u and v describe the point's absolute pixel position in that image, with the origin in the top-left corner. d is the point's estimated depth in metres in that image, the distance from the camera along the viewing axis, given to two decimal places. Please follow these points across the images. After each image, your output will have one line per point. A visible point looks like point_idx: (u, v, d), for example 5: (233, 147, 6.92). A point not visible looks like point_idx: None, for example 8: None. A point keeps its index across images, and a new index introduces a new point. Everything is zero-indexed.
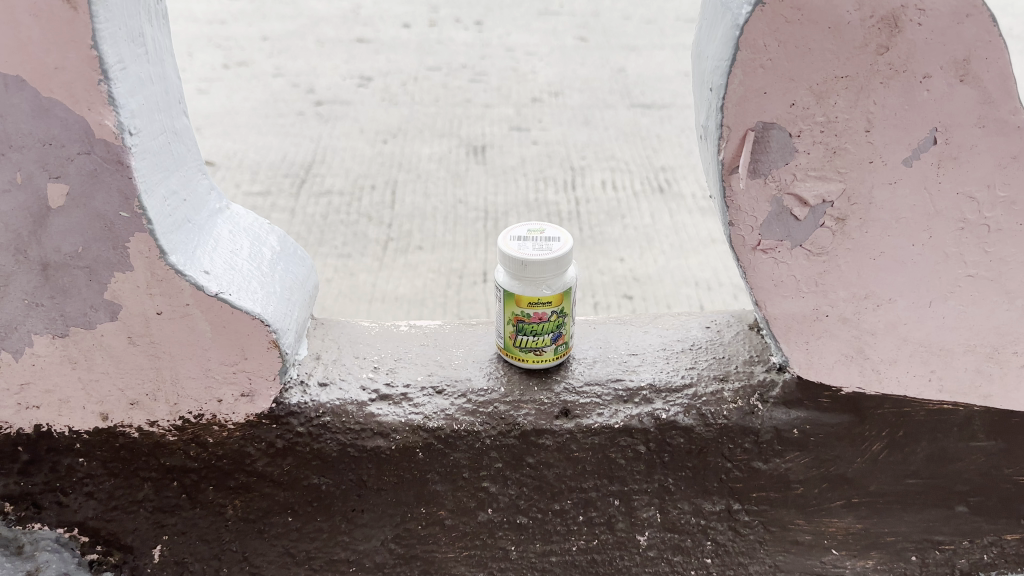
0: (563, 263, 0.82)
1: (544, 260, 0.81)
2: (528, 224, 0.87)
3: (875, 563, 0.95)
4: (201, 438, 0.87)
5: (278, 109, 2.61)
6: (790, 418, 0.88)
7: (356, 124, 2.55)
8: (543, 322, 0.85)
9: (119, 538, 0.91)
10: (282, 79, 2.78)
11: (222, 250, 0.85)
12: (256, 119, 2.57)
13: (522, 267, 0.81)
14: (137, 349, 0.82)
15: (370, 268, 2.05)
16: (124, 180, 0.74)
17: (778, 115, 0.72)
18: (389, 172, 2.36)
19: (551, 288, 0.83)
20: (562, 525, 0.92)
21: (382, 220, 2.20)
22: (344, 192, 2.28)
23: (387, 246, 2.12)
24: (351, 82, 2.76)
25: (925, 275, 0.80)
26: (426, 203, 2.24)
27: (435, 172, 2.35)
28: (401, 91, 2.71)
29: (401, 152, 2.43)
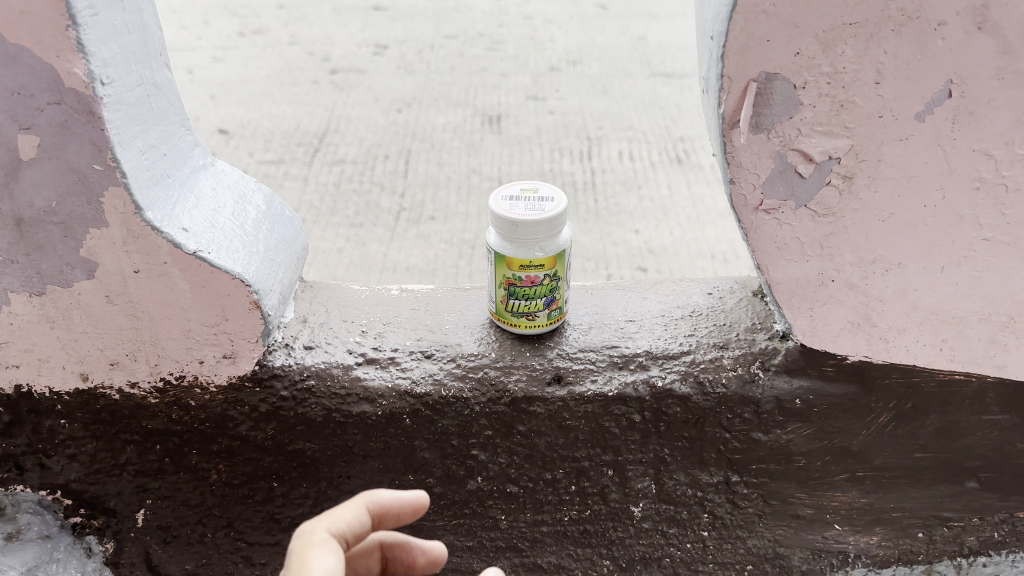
0: (555, 225, 0.78)
1: (535, 220, 0.77)
2: (521, 183, 0.84)
3: (879, 539, 0.92)
4: (183, 401, 0.84)
5: (293, 77, 2.56)
6: (792, 387, 0.84)
7: (370, 93, 2.50)
8: (536, 285, 0.81)
9: (102, 501, 0.89)
10: (298, 47, 2.72)
11: (203, 208, 0.82)
12: (270, 87, 2.52)
13: (513, 228, 0.78)
14: (116, 308, 0.80)
15: (382, 238, 2.01)
16: (96, 131, 0.71)
17: (781, 65, 0.68)
18: (403, 141, 2.31)
19: (543, 249, 0.80)
20: (554, 494, 0.89)
21: (395, 189, 2.16)
22: (357, 160, 2.24)
23: (400, 215, 2.08)
24: (367, 50, 2.69)
25: (937, 238, 0.76)
26: (440, 172, 2.20)
27: (450, 142, 2.30)
28: (417, 59, 2.66)
29: (416, 122, 2.38)
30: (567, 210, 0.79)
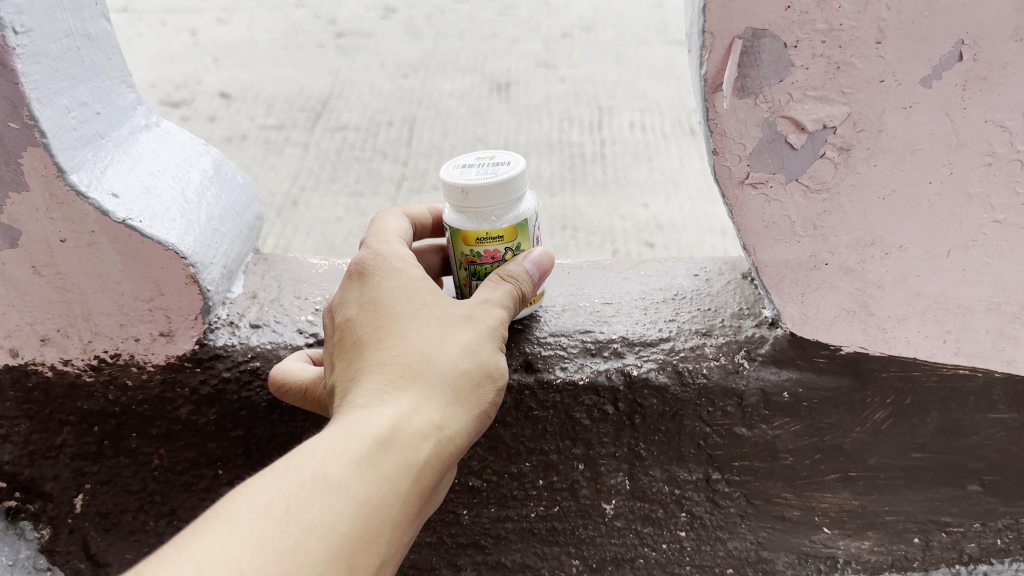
0: (512, 188, 0.66)
1: (487, 184, 0.65)
2: (481, 152, 0.73)
3: (871, 544, 0.84)
4: (119, 381, 0.78)
5: (297, 40, 2.42)
6: (779, 379, 0.77)
7: (376, 56, 2.35)
8: (498, 261, 0.70)
9: (38, 484, 0.83)
10: (304, 9, 2.58)
11: (140, 172, 0.76)
12: (272, 50, 2.38)
13: (464, 196, 0.67)
14: (44, 280, 0.74)
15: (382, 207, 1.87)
16: (9, 86, 0.64)
17: (771, 20, 0.60)
18: (408, 107, 2.17)
19: (501, 217, 0.68)
20: (519, 489, 0.82)
21: (397, 158, 2.02)
22: (360, 127, 2.11)
23: (401, 184, 1.94)
24: (374, 12, 2.55)
25: (943, 219, 0.68)
26: (445, 140, 2.05)
27: (456, 109, 2.15)
28: (427, 24, 2.50)
29: (422, 88, 2.24)
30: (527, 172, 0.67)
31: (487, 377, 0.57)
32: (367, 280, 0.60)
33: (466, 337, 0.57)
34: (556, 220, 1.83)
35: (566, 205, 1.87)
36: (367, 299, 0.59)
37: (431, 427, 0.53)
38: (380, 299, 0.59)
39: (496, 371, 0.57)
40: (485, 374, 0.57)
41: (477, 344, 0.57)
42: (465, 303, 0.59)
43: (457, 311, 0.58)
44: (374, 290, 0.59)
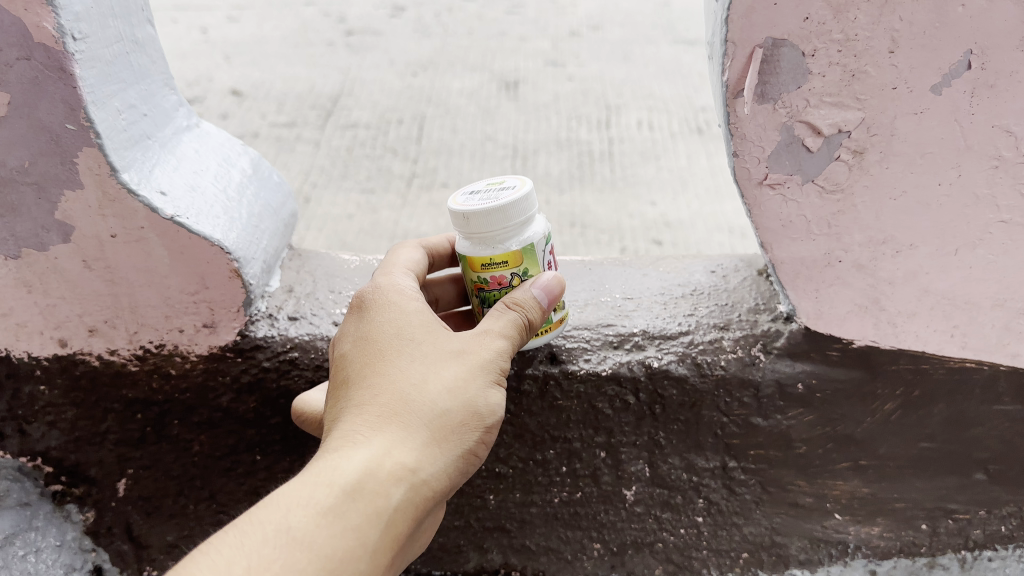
0: (512, 214, 0.65)
1: (484, 209, 0.65)
2: (498, 178, 0.72)
3: (881, 530, 0.87)
4: (163, 370, 0.82)
5: (307, 39, 2.43)
6: (794, 371, 0.80)
7: (386, 57, 2.35)
8: (505, 287, 0.69)
9: (82, 469, 0.86)
10: (313, 7, 2.55)
11: (185, 170, 0.79)
12: (284, 49, 2.39)
13: (465, 222, 0.66)
14: (94, 274, 0.77)
15: (395, 204, 1.90)
16: (67, 89, 0.68)
17: (790, 31, 0.64)
18: (418, 106, 2.19)
19: (506, 243, 0.66)
20: (544, 475, 0.86)
21: (408, 156, 2.05)
22: (370, 125, 2.14)
23: (411, 182, 1.98)
24: (382, 10, 2.50)
25: (951, 219, 0.72)
26: (454, 138, 2.09)
27: (465, 108, 2.16)
28: (435, 22, 2.48)
29: (431, 86, 2.26)
30: (531, 195, 0.66)
31: (472, 417, 0.58)
32: (364, 314, 0.63)
33: (453, 376, 0.59)
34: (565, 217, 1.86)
35: (575, 204, 1.90)
36: (361, 335, 0.62)
37: (405, 469, 0.55)
38: (371, 335, 0.61)
39: (479, 410, 0.59)
40: (470, 415, 0.58)
41: (465, 384, 0.58)
42: (455, 340, 0.61)
43: (447, 349, 0.60)
44: (368, 326, 0.62)
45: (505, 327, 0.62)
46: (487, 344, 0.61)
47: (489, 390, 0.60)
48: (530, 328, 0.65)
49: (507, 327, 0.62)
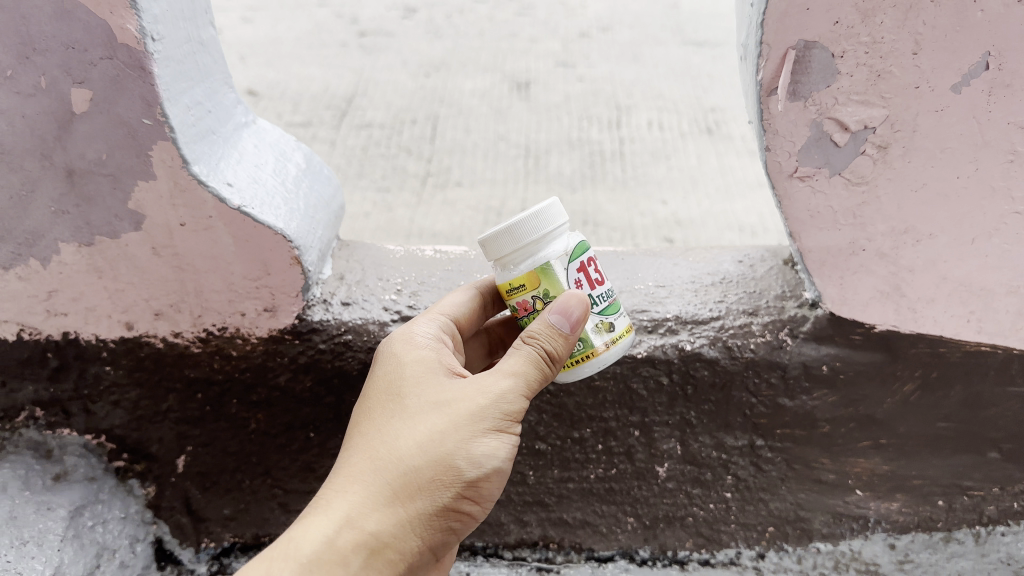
0: (518, 234, 0.65)
1: (493, 231, 0.66)
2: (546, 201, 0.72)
3: (899, 506, 0.93)
4: (225, 351, 0.87)
5: (320, 38, 2.36)
6: (819, 354, 0.85)
7: (397, 57, 2.29)
8: (533, 312, 0.68)
9: (144, 446, 0.92)
10: (326, 8, 2.45)
11: (247, 164, 0.84)
12: (298, 49, 2.31)
13: (485, 247, 0.68)
14: (161, 261, 0.83)
15: (409, 202, 1.87)
16: (146, 86, 0.73)
17: (820, 34, 0.69)
18: (431, 106, 2.13)
19: (522, 265, 0.66)
20: (581, 453, 0.91)
21: (422, 155, 2.01)
22: (384, 125, 2.08)
23: (426, 180, 1.94)
24: (394, 11, 2.45)
25: (969, 210, 0.76)
26: (467, 138, 2.04)
27: (476, 108, 2.12)
28: (447, 23, 2.40)
29: (443, 86, 2.20)
30: (539, 212, 0.65)
31: (448, 473, 0.60)
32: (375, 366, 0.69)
33: (431, 431, 0.61)
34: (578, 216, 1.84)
35: (588, 202, 1.88)
36: (367, 388, 0.68)
37: (363, 533, 0.58)
38: (372, 389, 0.67)
39: (456, 469, 0.60)
40: (446, 471, 0.60)
41: (445, 439, 0.60)
42: (445, 393, 0.63)
43: (433, 403, 0.63)
44: (372, 380, 0.68)
45: (510, 367, 0.63)
46: (481, 392, 0.62)
47: (478, 442, 0.61)
48: (552, 358, 0.64)
49: (514, 364, 0.63)
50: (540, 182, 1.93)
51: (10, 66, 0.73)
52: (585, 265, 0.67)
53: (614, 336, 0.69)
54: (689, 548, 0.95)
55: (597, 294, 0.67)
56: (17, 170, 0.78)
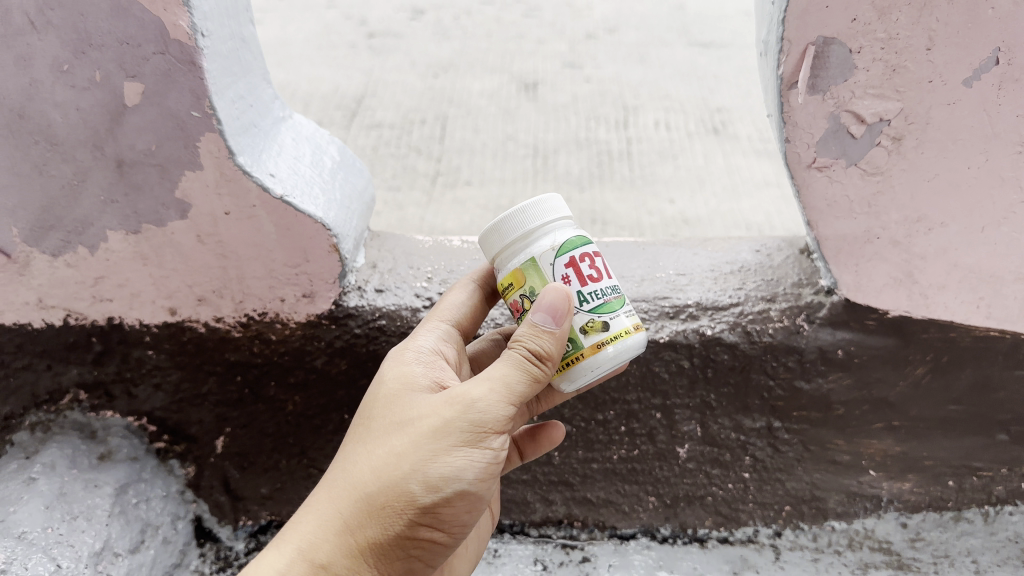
0: (504, 229, 0.64)
1: (485, 230, 0.66)
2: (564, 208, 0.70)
3: (911, 486, 0.96)
4: (265, 336, 0.92)
5: (330, 39, 2.24)
6: (835, 339, 0.89)
7: (406, 57, 2.20)
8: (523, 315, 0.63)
9: (183, 428, 0.97)
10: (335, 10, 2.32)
11: (286, 156, 0.88)
12: (309, 51, 2.20)
13: (484, 250, 0.67)
14: (206, 248, 0.86)
15: (420, 201, 1.81)
16: (195, 80, 0.76)
17: (839, 30, 0.72)
18: (439, 106, 2.05)
19: (511, 263, 0.64)
20: (605, 434, 0.95)
21: (432, 156, 1.93)
22: (394, 125, 2.00)
23: (436, 179, 1.87)
24: (404, 14, 2.35)
25: (979, 199, 0.79)
26: (476, 138, 1.96)
27: (485, 109, 2.03)
28: (455, 26, 2.30)
29: (451, 87, 2.11)
30: (524, 206, 0.63)
31: (407, 496, 0.56)
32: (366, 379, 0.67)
33: (397, 451, 0.57)
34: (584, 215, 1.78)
35: (595, 202, 1.82)
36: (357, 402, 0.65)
37: (314, 566, 0.55)
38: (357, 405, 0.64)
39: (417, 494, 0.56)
40: (403, 495, 0.56)
41: (404, 460, 0.57)
42: (418, 411, 0.59)
43: (405, 421, 0.59)
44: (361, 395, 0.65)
45: (489, 379, 0.58)
46: (452, 407, 0.57)
47: (444, 464, 0.56)
48: (541, 362, 0.59)
49: (494, 376, 0.58)
50: (548, 181, 1.86)
51: (66, 59, 0.75)
52: (576, 261, 0.62)
53: (610, 335, 0.61)
54: (708, 526, 0.99)
55: (588, 291, 0.61)
56: (69, 160, 0.81)
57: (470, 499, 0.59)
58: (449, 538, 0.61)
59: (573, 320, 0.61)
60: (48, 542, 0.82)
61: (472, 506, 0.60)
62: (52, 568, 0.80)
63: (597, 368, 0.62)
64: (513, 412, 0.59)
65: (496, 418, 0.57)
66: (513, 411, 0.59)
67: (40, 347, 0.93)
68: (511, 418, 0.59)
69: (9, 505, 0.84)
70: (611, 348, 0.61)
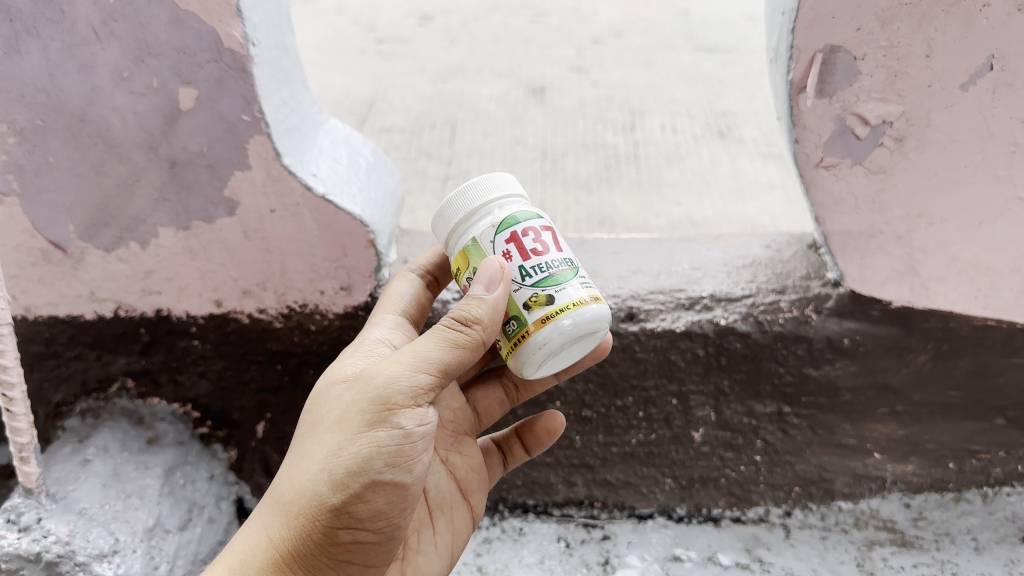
0: (445, 213, 0.69)
1: (434, 219, 0.71)
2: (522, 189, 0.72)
3: (914, 468, 1.02)
4: (305, 326, 0.99)
5: (336, 42, 2.08)
6: (842, 328, 0.94)
7: None
8: None
9: (226, 413, 1.05)
10: (340, 15, 2.05)
11: (326, 157, 0.93)
12: (315, 54, 2.06)
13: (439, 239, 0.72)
14: (251, 243, 0.92)
15: (431, 204, 1.68)
16: (246, 86, 0.81)
17: (845, 39, 0.78)
18: (449, 110, 1.90)
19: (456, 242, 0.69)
20: (624, 419, 1.01)
21: (441, 159, 1.82)
22: (404, 129, 1.87)
23: (445, 184, 1.74)
24: None
25: (976, 196, 0.85)
26: (485, 143, 1.82)
27: (493, 114, 1.86)
28: None
29: (461, 92, 1.93)
30: (461, 189, 0.68)
31: (317, 494, 0.60)
32: None
33: (313, 452, 0.61)
34: (592, 216, 1.73)
35: (603, 203, 1.75)
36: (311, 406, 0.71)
37: None
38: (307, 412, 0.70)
39: (326, 490, 0.60)
40: (315, 494, 0.60)
41: (317, 459, 0.60)
42: (336, 406, 0.62)
43: (325, 419, 0.62)
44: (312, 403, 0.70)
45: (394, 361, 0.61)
46: (359, 397, 0.61)
47: (350, 453, 0.60)
48: (464, 325, 0.61)
49: (399, 357, 0.61)
50: (557, 185, 1.72)
51: (126, 67, 0.80)
52: (517, 236, 0.64)
53: (557, 308, 0.62)
54: (722, 506, 1.05)
55: (529, 265, 0.63)
56: (125, 161, 0.86)
57: (387, 484, 0.61)
58: (379, 531, 0.63)
59: (516, 297, 0.63)
60: (106, 517, 0.89)
61: (393, 493, 0.62)
62: (112, 541, 0.87)
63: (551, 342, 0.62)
64: (425, 387, 0.60)
65: (402, 396, 0.59)
66: (426, 387, 0.60)
67: (90, 337, 0.99)
68: (425, 395, 0.61)
69: (69, 483, 0.92)
70: (561, 321, 0.62)
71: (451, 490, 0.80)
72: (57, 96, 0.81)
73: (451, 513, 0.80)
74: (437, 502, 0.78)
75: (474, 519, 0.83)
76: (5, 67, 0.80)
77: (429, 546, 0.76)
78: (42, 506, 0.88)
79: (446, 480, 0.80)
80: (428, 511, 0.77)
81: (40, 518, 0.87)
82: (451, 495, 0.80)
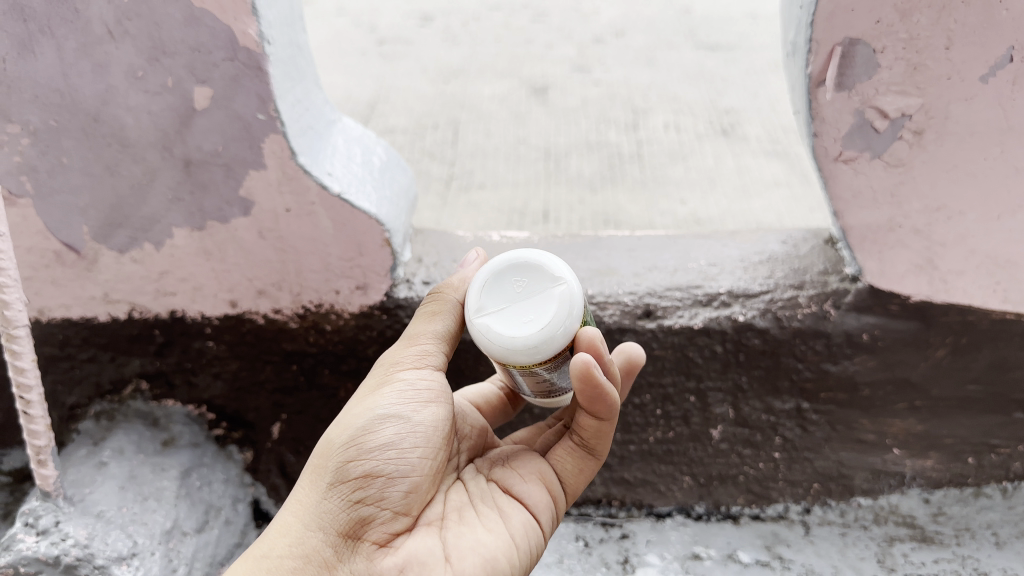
0: None
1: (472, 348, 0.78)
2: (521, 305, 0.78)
3: (932, 463, 1.01)
4: (320, 326, 0.99)
5: (339, 46, 2.10)
6: (860, 323, 0.94)
7: (418, 63, 2.05)
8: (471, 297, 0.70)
9: (242, 414, 1.06)
10: (346, 19, 2.19)
11: (340, 156, 0.92)
12: (316, 56, 2.06)
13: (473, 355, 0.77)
14: (267, 243, 0.92)
15: (434, 205, 1.68)
16: (261, 85, 0.80)
17: (864, 32, 0.77)
18: (452, 111, 1.91)
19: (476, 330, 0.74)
20: (642, 417, 1.00)
21: (445, 158, 1.79)
22: (407, 130, 1.86)
23: (450, 183, 1.73)
24: (412, 21, 2.19)
25: (996, 188, 0.83)
26: (489, 142, 1.81)
27: (497, 114, 1.88)
28: (464, 32, 2.14)
29: (464, 93, 1.96)
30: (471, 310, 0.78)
31: (333, 438, 0.67)
32: None
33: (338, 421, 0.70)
34: (597, 215, 1.64)
35: (608, 203, 1.67)
36: None
37: (279, 526, 0.66)
38: None
39: (338, 433, 0.67)
40: (329, 439, 0.67)
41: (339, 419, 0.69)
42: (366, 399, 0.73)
43: None
44: None
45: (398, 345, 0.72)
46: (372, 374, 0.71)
47: (359, 403, 0.68)
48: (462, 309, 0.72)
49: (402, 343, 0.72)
50: (562, 183, 1.71)
51: (140, 66, 0.79)
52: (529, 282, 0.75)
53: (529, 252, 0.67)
54: (741, 504, 1.05)
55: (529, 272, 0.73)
56: (139, 161, 0.85)
57: (390, 419, 0.66)
58: (389, 470, 0.65)
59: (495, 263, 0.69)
60: (124, 520, 0.89)
61: (399, 430, 0.66)
62: (130, 543, 0.88)
63: (522, 260, 0.66)
64: (424, 350, 0.69)
65: (404, 353, 0.69)
66: (422, 350, 0.69)
67: (104, 339, 0.99)
68: (427, 356, 0.69)
69: (85, 486, 0.92)
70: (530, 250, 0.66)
71: (490, 487, 0.73)
72: (72, 96, 0.81)
73: (495, 502, 0.71)
74: (475, 493, 0.72)
75: (535, 505, 0.72)
76: (20, 67, 0.79)
77: (471, 520, 0.68)
78: (60, 508, 0.88)
79: (483, 480, 0.73)
80: (471, 501, 0.71)
81: (58, 521, 0.86)
82: (488, 490, 0.72)
